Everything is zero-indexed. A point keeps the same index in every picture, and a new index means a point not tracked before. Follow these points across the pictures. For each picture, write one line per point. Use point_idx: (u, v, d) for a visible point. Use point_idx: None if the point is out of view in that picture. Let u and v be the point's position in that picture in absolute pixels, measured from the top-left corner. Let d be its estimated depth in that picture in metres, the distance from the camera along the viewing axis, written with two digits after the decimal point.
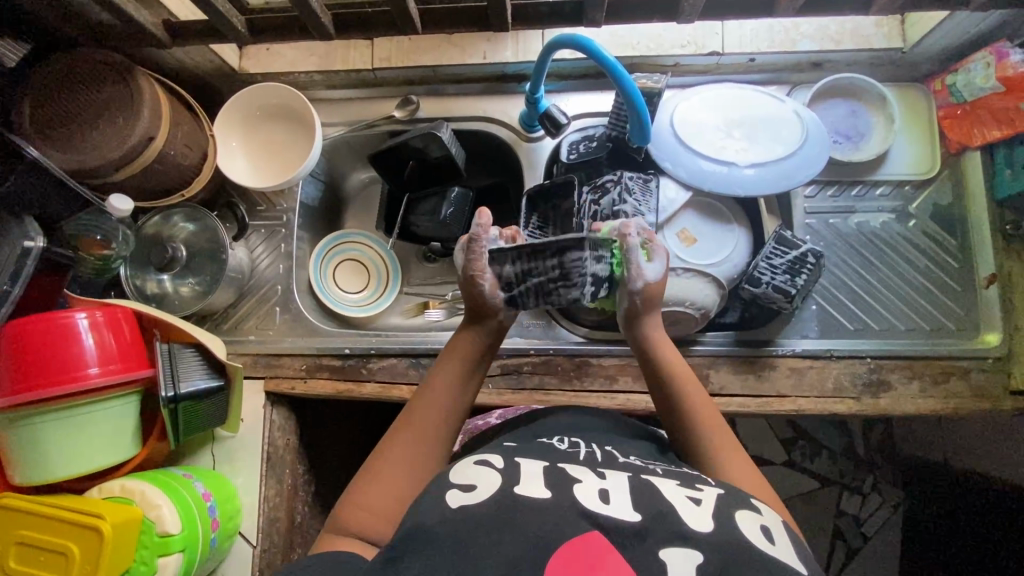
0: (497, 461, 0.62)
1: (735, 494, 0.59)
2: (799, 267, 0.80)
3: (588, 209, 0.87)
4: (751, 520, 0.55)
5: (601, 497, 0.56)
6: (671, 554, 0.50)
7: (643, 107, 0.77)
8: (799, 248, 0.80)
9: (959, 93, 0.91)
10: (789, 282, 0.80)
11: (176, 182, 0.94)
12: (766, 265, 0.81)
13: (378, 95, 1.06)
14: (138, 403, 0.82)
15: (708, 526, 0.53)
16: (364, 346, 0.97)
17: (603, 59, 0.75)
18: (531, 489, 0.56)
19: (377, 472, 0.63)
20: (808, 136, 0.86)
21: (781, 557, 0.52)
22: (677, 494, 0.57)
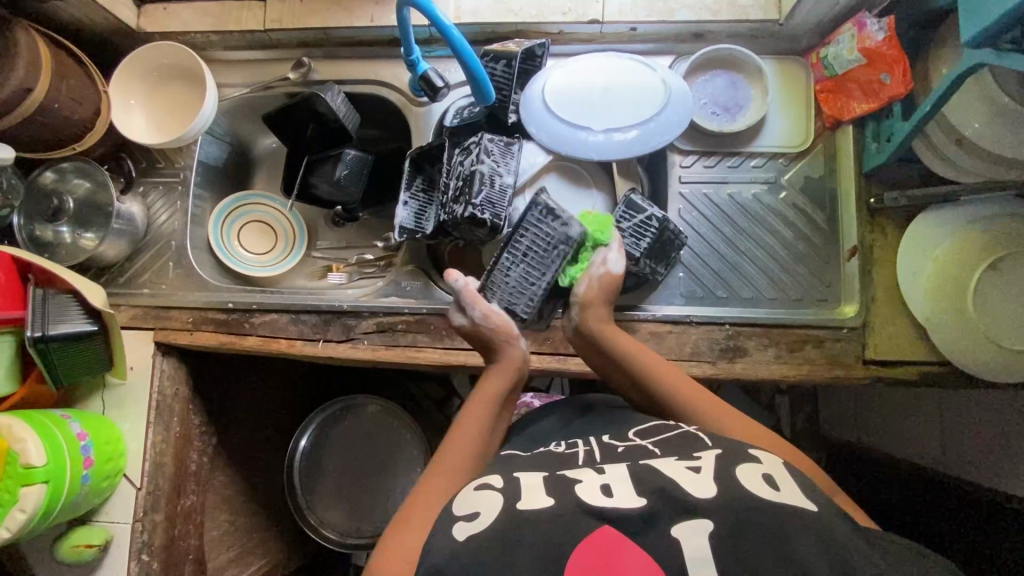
0: (496, 481, 0.63)
1: (734, 451, 0.62)
2: (643, 230, 0.83)
3: (455, 170, 0.89)
4: (752, 473, 0.59)
5: (601, 492, 0.58)
6: (683, 530, 0.53)
7: (480, 73, 0.81)
8: (645, 213, 0.83)
9: (831, 67, 0.91)
10: (634, 246, 0.83)
11: (67, 136, 0.97)
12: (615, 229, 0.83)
13: (276, 57, 1.08)
14: (14, 342, 0.86)
15: (709, 491, 0.56)
16: (248, 301, 1.00)
17: (439, 23, 0.77)
18: (534, 503, 0.58)
19: (410, 524, 0.62)
20: (673, 103, 0.87)
21: (781, 498, 0.55)
22: (676, 468, 0.60)
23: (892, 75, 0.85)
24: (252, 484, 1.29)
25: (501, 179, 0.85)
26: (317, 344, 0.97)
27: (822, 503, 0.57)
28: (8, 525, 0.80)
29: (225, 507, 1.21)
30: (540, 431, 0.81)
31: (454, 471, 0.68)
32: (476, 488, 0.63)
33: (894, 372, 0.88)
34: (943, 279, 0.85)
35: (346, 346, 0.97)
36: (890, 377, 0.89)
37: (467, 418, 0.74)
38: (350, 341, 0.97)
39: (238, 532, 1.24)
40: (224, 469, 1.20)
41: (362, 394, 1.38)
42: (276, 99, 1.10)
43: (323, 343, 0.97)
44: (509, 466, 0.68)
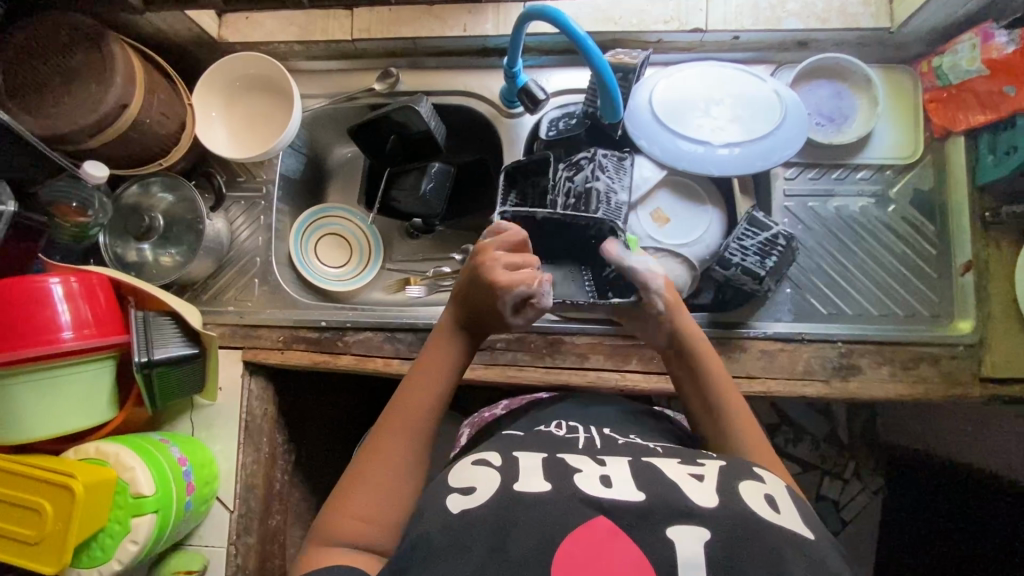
0: (493, 458, 0.62)
1: (738, 466, 0.60)
2: (769, 248, 0.80)
3: (563, 186, 0.86)
4: (754, 490, 0.56)
5: (601, 482, 0.56)
6: (678, 532, 0.51)
7: (611, 83, 0.77)
8: (770, 230, 0.80)
9: (945, 76, 0.90)
10: (759, 264, 0.80)
11: (153, 151, 0.93)
12: (737, 246, 0.81)
13: (359, 67, 1.05)
14: (113, 367, 0.84)
15: (713, 501, 0.53)
16: (341, 319, 0.98)
17: (573, 33, 0.73)
18: (532, 485, 0.56)
19: (368, 479, 0.64)
20: (788, 117, 0.85)
21: (783, 522, 0.52)
22: (678, 472, 0.57)
23: (1017, 87, 0.82)
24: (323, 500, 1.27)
25: (615, 197, 0.83)
26: (414, 363, 0.95)
27: (820, 534, 0.54)
28: (119, 556, 0.78)
29: (300, 523, 1.19)
30: (547, 411, 0.79)
31: (409, 425, 0.68)
32: (472, 463, 0.61)
33: (1013, 391, 0.87)
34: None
35: None
36: (1008, 395, 0.87)
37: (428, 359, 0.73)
38: None
39: None
40: (300, 486, 1.18)
41: None
42: (358, 110, 1.07)
43: None
44: (508, 445, 0.66)
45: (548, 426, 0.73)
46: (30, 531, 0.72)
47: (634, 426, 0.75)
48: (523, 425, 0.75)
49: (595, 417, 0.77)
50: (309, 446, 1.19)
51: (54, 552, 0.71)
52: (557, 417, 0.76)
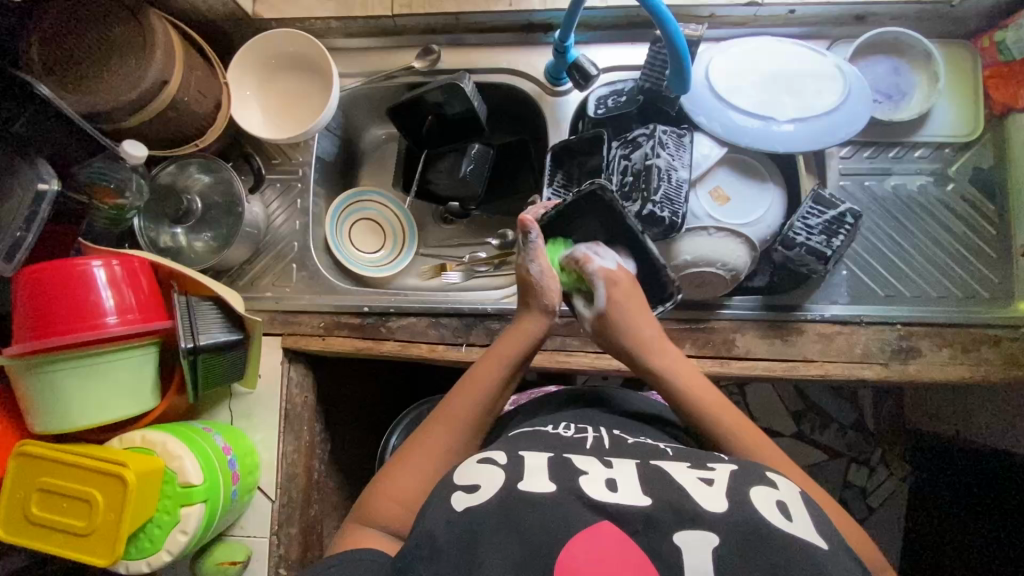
0: (499, 456, 0.59)
1: (749, 469, 0.57)
2: (835, 227, 0.77)
3: (618, 164, 0.84)
4: (765, 496, 0.52)
5: (607, 485, 0.54)
6: (685, 538, 0.48)
7: (684, 54, 0.73)
8: (837, 208, 0.78)
9: (1008, 51, 0.88)
10: (825, 244, 0.77)
11: (190, 130, 0.90)
12: (802, 225, 0.78)
13: (397, 44, 1.01)
14: (156, 353, 0.81)
15: (721, 507, 0.51)
16: (384, 304, 0.95)
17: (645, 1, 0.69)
18: (537, 484, 0.54)
19: (409, 464, 0.63)
20: (853, 93, 0.82)
21: (797, 532, 0.49)
22: (687, 477, 0.55)
23: None
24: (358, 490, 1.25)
25: (677, 174, 0.80)
26: (460, 349, 0.93)
27: (837, 543, 0.50)
28: (169, 547, 0.76)
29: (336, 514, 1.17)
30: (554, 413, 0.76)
31: (456, 422, 0.67)
32: (479, 461, 0.59)
33: None
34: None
35: None
36: None
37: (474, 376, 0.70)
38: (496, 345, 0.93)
39: None
40: (336, 476, 1.16)
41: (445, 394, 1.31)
42: (395, 88, 1.04)
43: (466, 347, 0.93)
44: (513, 445, 0.64)
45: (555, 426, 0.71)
46: (80, 523, 0.70)
47: (639, 425, 0.71)
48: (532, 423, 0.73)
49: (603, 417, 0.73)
50: (344, 435, 1.18)
51: (106, 543, 0.69)
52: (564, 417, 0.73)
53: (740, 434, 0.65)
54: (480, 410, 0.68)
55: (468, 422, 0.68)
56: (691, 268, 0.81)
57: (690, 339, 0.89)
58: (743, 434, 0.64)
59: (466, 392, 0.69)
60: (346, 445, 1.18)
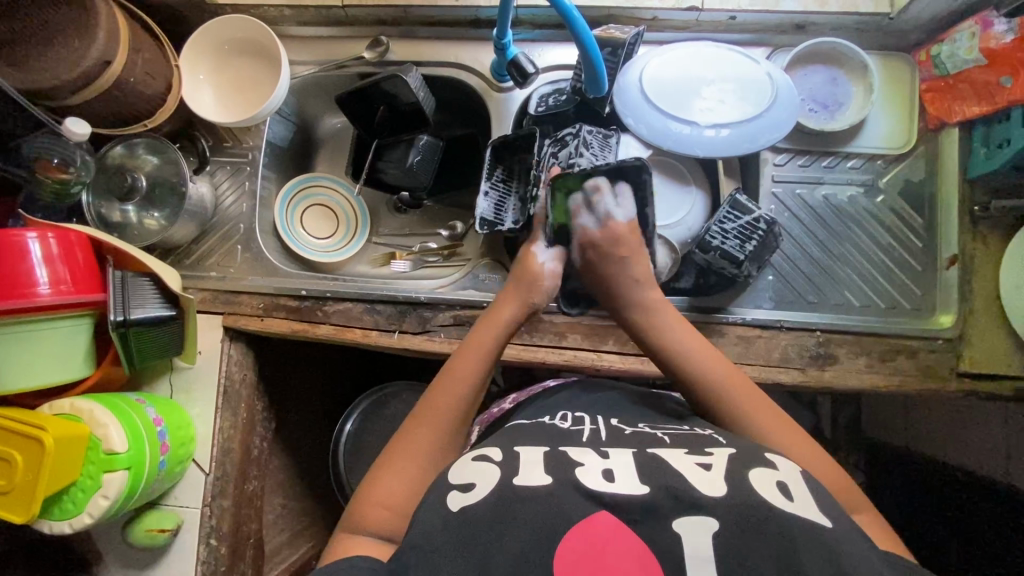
0: (494, 454, 0.62)
1: (750, 453, 0.59)
2: (749, 232, 0.79)
3: (547, 161, 0.88)
4: (765, 477, 0.55)
5: (602, 476, 0.56)
6: (685, 525, 0.51)
7: (598, 60, 0.76)
8: (752, 213, 0.80)
9: (943, 65, 0.88)
10: (738, 248, 0.80)
11: (140, 110, 0.93)
12: (718, 229, 0.81)
13: (348, 34, 1.03)
14: (91, 325, 0.84)
15: (720, 490, 0.53)
16: (321, 289, 0.98)
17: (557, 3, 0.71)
18: (532, 479, 0.57)
19: (394, 466, 0.64)
20: (779, 100, 0.83)
21: (796, 511, 0.51)
22: (685, 463, 0.57)
23: (1014, 78, 0.81)
24: (304, 469, 1.28)
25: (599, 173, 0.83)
26: (392, 335, 0.95)
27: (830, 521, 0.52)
28: (90, 511, 0.79)
29: (280, 491, 1.20)
30: (554, 399, 0.80)
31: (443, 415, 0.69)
32: (473, 459, 0.62)
33: (988, 387, 0.86)
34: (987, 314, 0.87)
35: (422, 338, 0.95)
36: (982, 391, 0.86)
37: (459, 366, 0.73)
38: (427, 334, 0.95)
39: (290, 516, 1.23)
40: (279, 454, 1.19)
41: (398, 381, 1.33)
42: (347, 77, 1.05)
43: (398, 334, 0.95)
44: (510, 439, 0.66)
45: (552, 417, 0.73)
46: (3, 482, 0.74)
47: (640, 412, 0.74)
48: (529, 415, 0.76)
49: (598, 406, 0.76)
50: (289, 415, 1.20)
51: (24, 502, 0.73)
52: (563, 408, 0.76)
53: (749, 406, 0.66)
54: (468, 397, 0.71)
55: (450, 415, 0.69)
56: None
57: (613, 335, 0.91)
58: (750, 406, 0.67)
59: (451, 381, 0.71)
60: (291, 426, 1.21)
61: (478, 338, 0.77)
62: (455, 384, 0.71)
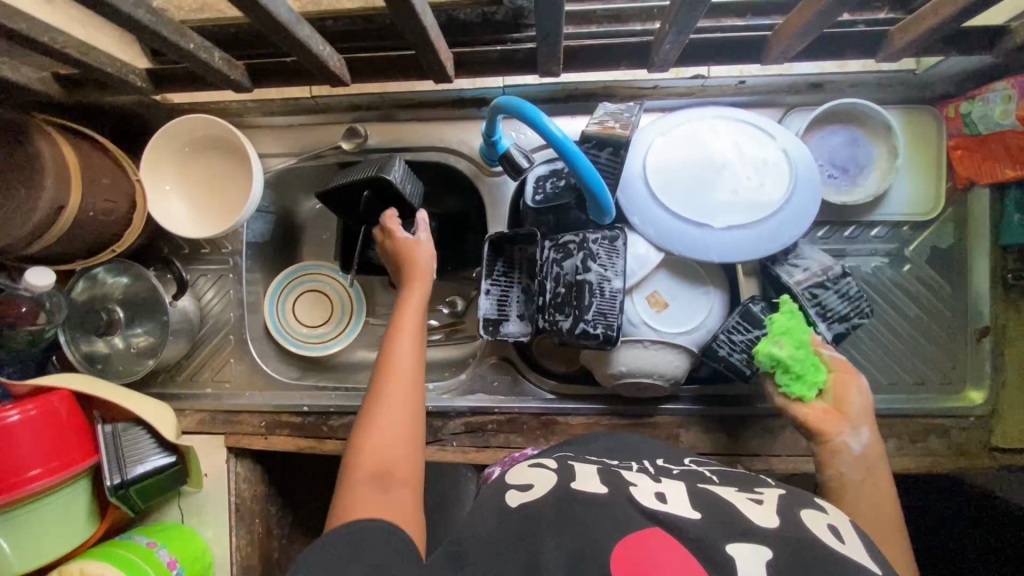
0: (551, 461, 0.62)
1: (797, 493, 0.57)
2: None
3: (550, 269, 0.79)
4: (816, 517, 0.52)
5: (656, 497, 0.54)
6: (737, 549, 0.47)
7: (603, 191, 0.67)
8: (763, 327, 0.75)
9: (974, 126, 0.80)
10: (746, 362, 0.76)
11: (105, 239, 0.85)
12: (725, 339, 0.77)
13: (321, 122, 0.94)
14: (87, 485, 0.80)
15: (772, 521, 0.51)
16: (323, 404, 0.93)
17: (552, 138, 0.63)
18: (589, 484, 0.56)
19: (366, 485, 0.58)
20: (797, 189, 0.76)
21: (850, 554, 0.48)
22: (736, 496, 0.55)
23: None
24: None
25: (609, 285, 0.76)
26: None
27: None
28: None
29: None
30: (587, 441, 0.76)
31: (402, 424, 0.64)
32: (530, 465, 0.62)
33: (1022, 463, 0.84)
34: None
35: (434, 449, 0.91)
36: (1016, 467, 0.84)
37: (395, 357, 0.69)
38: (438, 444, 0.91)
39: None
40: None
41: None
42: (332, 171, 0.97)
43: None
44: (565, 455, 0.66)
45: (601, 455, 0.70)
46: None
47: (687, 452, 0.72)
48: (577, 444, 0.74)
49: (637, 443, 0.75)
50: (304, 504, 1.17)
51: None
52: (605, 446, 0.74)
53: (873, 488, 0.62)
54: (409, 373, 0.68)
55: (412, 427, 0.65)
56: (625, 377, 0.79)
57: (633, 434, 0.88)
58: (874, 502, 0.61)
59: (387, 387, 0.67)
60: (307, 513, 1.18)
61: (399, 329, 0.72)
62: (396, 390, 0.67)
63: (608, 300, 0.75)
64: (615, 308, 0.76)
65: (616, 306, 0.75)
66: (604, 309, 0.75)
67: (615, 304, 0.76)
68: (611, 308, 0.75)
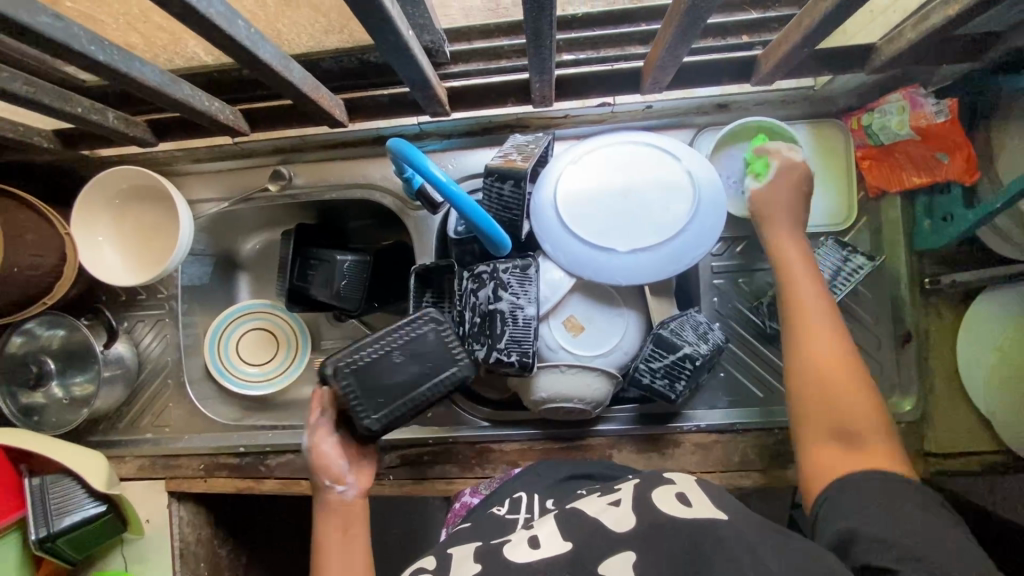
0: (430, 562, 0.59)
1: (652, 476, 0.61)
2: (677, 371, 0.75)
3: (467, 299, 0.80)
4: (666, 493, 0.56)
5: (529, 545, 0.54)
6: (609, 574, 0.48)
7: (492, 228, 0.72)
8: (678, 350, 0.75)
9: (876, 137, 0.81)
10: (668, 388, 0.76)
11: (34, 293, 0.87)
12: (645, 367, 0.76)
13: (249, 166, 0.97)
14: (17, 538, 0.80)
15: (629, 523, 0.53)
16: (260, 443, 0.94)
17: (433, 180, 0.65)
18: (462, 573, 0.54)
19: None
20: (701, 209, 0.77)
21: (698, 513, 0.52)
22: (598, 505, 0.57)
23: (951, 155, 0.77)
24: None
25: (523, 312, 0.76)
26: None
27: None
28: None
29: None
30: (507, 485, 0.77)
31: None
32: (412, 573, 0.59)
33: (958, 467, 0.83)
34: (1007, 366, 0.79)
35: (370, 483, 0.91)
36: (951, 471, 0.83)
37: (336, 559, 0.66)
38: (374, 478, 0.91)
39: None
40: None
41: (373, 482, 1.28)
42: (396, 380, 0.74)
43: None
44: (448, 540, 0.64)
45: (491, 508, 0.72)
46: None
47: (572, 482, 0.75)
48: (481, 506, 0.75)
49: (546, 482, 0.76)
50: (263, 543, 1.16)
51: None
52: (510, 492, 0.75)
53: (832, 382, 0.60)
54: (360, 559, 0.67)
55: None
56: (546, 404, 0.79)
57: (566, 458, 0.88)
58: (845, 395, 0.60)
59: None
60: (267, 553, 1.17)
61: (336, 532, 0.69)
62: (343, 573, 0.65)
63: (521, 331, 0.76)
64: (530, 338, 0.76)
65: (530, 338, 0.76)
66: (519, 343, 0.75)
67: (529, 335, 0.76)
68: (526, 340, 0.76)
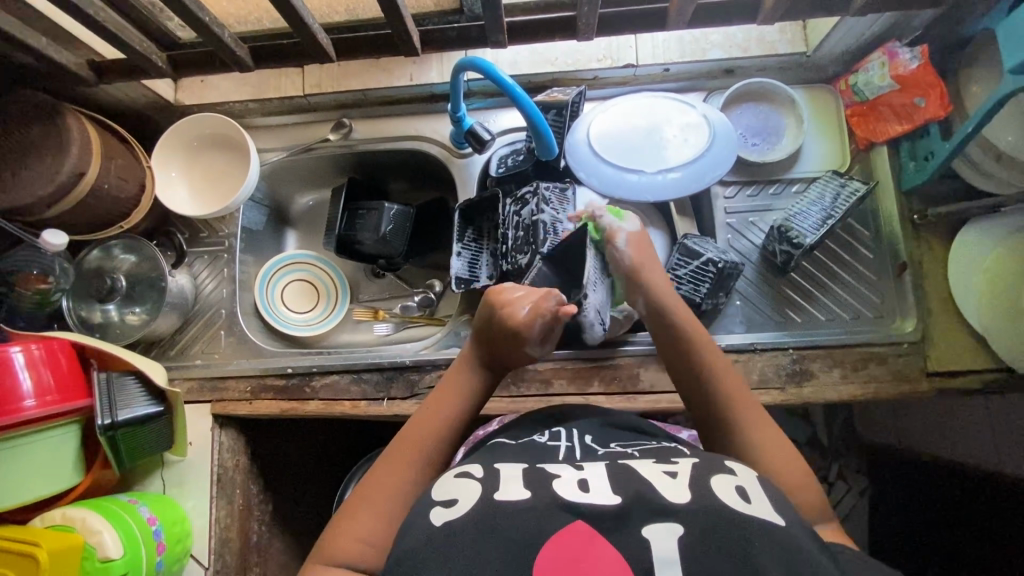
0: (476, 469, 0.60)
1: (710, 461, 0.59)
2: (701, 274, 0.86)
3: (511, 220, 0.92)
4: (725, 482, 0.55)
5: (578, 486, 0.55)
6: (653, 531, 0.50)
7: (544, 126, 0.86)
8: (701, 257, 0.86)
9: (862, 93, 0.95)
10: (694, 291, 0.86)
11: (115, 214, 0.96)
12: (672, 275, 0.87)
13: (313, 120, 1.09)
14: (77, 431, 0.84)
15: (685, 497, 0.53)
16: (307, 365, 0.99)
17: (501, 81, 0.82)
18: (511, 493, 0.55)
19: (363, 513, 0.62)
20: (716, 142, 0.89)
21: (754, 512, 0.52)
22: (654, 472, 0.57)
23: (926, 98, 0.89)
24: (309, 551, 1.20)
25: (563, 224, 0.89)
26: (382, 403, 0.96)
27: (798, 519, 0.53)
28: None
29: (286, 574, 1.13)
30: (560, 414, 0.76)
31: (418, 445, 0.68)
32: (456, 474, 0.60)
33: (958, 384, 0.90)
34: (996, 286, 0.87)
35: (410, 402, 0.95)
36: (953, 388, 0.90)
37: (425, 413, 0.72)
38: (415, 397, 0.96)
39: None
40: (283, 537, 1.13)
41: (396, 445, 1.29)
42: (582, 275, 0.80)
43: (388, 401, 0.96)
44: (494, 456, 0.64)
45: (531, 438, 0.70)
46: None
47: (606, 425, 0.72)
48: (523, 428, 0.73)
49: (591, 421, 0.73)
50: (288, 495, 1.16)
51: None
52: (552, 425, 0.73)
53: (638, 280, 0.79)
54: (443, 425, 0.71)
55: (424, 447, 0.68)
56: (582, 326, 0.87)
57: (597, 376, 0.94)
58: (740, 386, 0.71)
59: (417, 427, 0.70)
60: (291, 506, 1.16)
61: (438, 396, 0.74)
62: (427, 421, 0.71)
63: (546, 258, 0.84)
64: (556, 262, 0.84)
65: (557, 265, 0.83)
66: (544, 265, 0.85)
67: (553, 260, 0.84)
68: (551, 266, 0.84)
